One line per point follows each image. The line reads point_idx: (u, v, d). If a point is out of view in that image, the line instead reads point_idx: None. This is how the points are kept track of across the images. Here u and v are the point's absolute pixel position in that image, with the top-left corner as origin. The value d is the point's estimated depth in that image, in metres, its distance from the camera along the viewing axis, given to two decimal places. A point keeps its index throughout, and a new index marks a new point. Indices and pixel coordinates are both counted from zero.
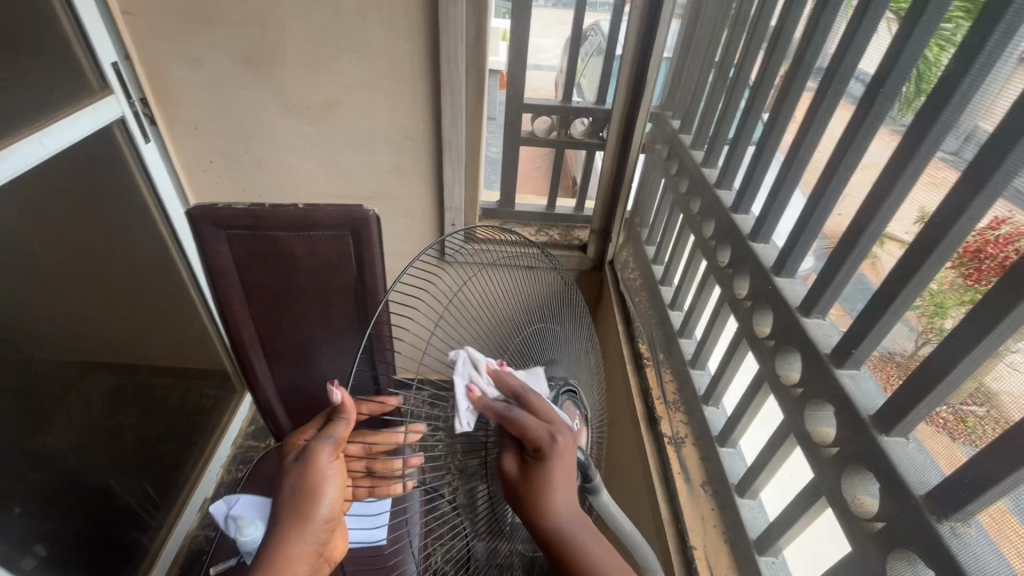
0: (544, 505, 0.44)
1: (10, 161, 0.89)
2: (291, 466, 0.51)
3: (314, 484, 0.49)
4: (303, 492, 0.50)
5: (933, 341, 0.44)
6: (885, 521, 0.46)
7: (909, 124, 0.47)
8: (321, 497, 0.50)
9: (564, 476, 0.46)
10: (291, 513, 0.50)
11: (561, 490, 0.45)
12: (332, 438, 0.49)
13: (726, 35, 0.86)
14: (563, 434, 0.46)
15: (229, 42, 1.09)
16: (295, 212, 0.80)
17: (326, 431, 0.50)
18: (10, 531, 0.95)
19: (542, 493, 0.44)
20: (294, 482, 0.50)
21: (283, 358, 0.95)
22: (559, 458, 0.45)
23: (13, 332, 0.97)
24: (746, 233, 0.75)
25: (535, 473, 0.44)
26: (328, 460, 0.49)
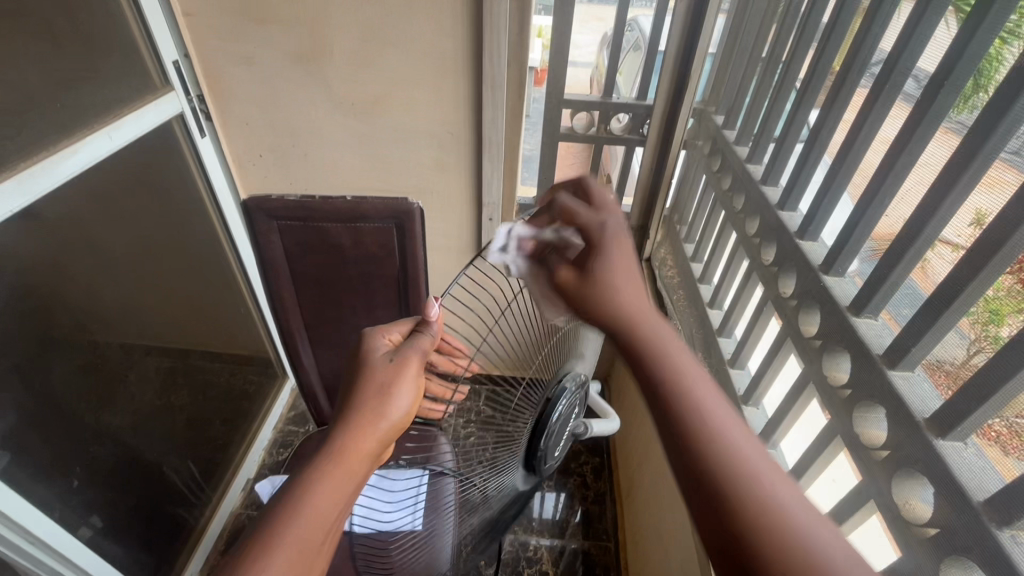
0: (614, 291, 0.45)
1: (82, 155, 0.96)
2: (373, 365, 0.53)
3: (394, 386, 0.51)
4: (378, 399, 0.51)
5: (987, 350, 0.44)
6: (941, 528, 0.45)
7: (974, 121, 0.45)
8: (397, 401, 0.51)
9: (617, 257, 0.46)
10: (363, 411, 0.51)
11: (626, 281, 0.45)
12: (418, 348, 0.54)
13: (775, 30, 0.85)
14: (615, 220, 0.47)
15: (281, 42, 1.13)
16: (343, 205, 0.83)
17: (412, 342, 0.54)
18: (74, 502, 1.01)
19: (616, 295, 0.44)
20: (375, 379, 0.52)
21: (328, 346, 0.98)
22: (613, 245, 0.46)
23: (73, 315, 1.03)
24: (792, 231, 0.73)
25: (597, 252, 0.45)
26: (413, 367, 0.52)
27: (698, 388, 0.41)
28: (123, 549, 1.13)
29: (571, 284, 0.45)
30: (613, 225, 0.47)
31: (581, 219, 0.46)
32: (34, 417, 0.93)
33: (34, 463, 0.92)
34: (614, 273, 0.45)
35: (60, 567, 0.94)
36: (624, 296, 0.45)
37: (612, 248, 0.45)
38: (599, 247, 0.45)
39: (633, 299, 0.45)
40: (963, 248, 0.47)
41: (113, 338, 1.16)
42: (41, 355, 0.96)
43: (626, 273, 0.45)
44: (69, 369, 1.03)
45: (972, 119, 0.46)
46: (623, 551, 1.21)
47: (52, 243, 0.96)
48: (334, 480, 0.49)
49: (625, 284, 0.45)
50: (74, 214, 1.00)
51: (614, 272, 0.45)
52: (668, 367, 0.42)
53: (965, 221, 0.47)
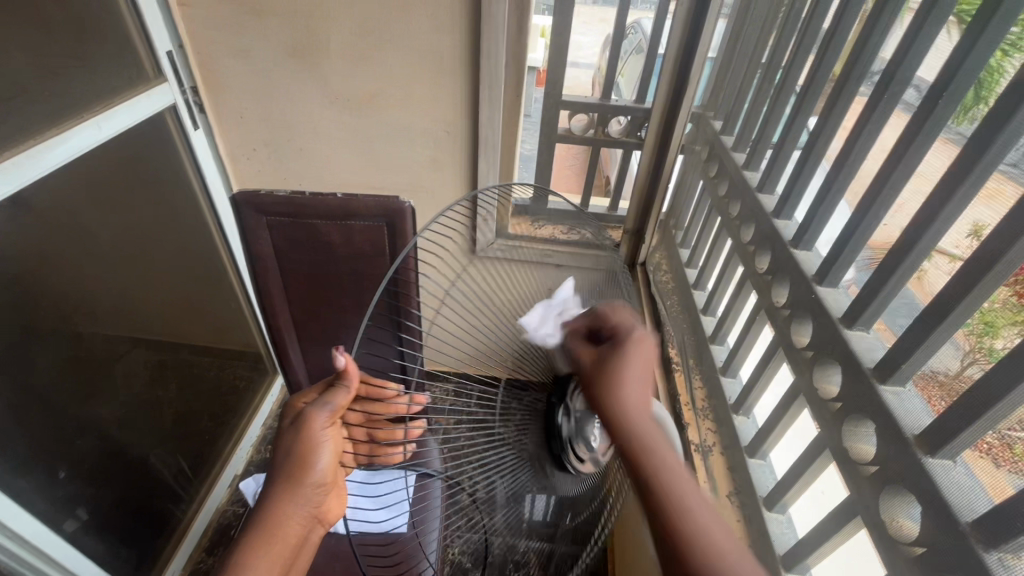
0: (616, 405, 0.47)
1: (71, 144, 0.95)
2: (286, 434, 0.58)
3: (310, 447, 0.57)
4: (298, 462, 0.57)
5: (982, 362, 0.44)
6: (926, 547, 0.44)
7: (974, 131, 0.45)
8: (314, 462, 0.58)
9: (631, 367, 0.49)
10: (286, 477, 0.58)
11: (630, 386, 0.48)
12: (329, 405, 0.56)
13: (775, 36, 0.84)
14: (636, 333, 0.52)
15: (277, 34, 1.12)
16: (334, 202, 0.82)
17: (326, 397, 0.56)
18: (57, 495, 1.00)
19: (619, 408, 0.46)
20: (291, 446, 0.57)
21: (316, 343, 0.97)
22: (631, 356, 0.49)
23: (60, 305, 1.02)
24: (787, 240, 0.73)
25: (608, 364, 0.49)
26: (323, 426, 0.56)
27: (665, 465, 0.45)
28: (105, 544, 1.12)
29: (584, 369, 0.50)
30: (631, 340, 0.51)
31: (612, 327, 0.53)
32: (19, 408, 0.92)
33: (16, 455, 0.91)
34: (619, 368, 0.48)
35: (39, 561, 0.93)
36: (630, 401, 0.47)
37: (631, 360, 0.49)
38: (619, 349, 0.50)
39: (636, 400, 0.47)
40: (960, 260, 0.47)
41: (102, 330, 1.15)
42: (26, 345, 0.94)
43: (637, 379, 0.48)
44: (55, 361, 1.02)
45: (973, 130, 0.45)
46: (610, 557, 1.21)
47: (39, 233, 0.94)
48: (273, 539, 0.58)
49: (641, 386, 0.48)
50: (63, 204, 0.99)
51: (627, 373, 0.48)
52: (642, 443, 0.46)
53: (963, 231, 0.46)
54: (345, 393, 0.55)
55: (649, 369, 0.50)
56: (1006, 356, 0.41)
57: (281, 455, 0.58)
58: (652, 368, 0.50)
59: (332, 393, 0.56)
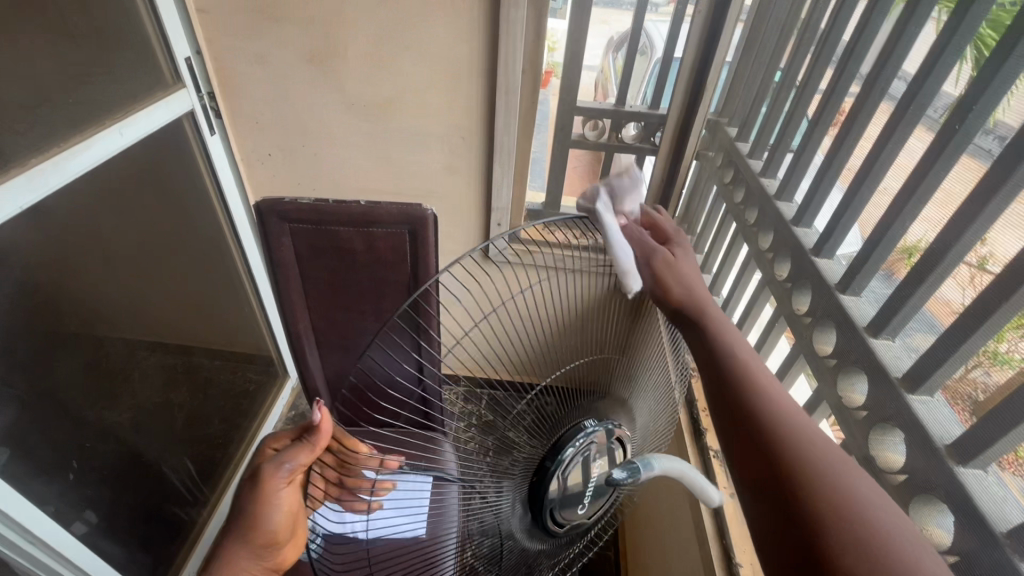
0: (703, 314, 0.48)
1: (93, 152, 0.95)
2: (243, 494, 0.61)
3: (262, 505, 0.60)
4: (251, 517, 0.60)
5: (987, 366, 0.47)
6: (959, 556, 0.44)
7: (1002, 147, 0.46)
8: (265, 519, 0.61)
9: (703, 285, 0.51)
10: (238, 529, 0.61)
11: (708, 303, 0.50)
12: (291, 462, 0.61)
13: (793, 46, 0.85)
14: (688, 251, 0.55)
15: (294, 41, 1.13)
16: (357, 209, 0.82)
17: (289, 453, 0.62)
18: (73, 499, 1.00)
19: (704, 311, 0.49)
20: (246, 503, 0.61)
21: (334, 348, 0.97)
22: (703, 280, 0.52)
23: (78, 310, 1.02)
24: (808, 248, 0.73)
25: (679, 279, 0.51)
26: (281, 484, 0.61)
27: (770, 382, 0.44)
28: (123, 549, 1.12)
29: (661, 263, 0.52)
30: (682, 254, 0.55)
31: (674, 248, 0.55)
32: (38, 414, 0.92)
33: (35, 459, 0.91)
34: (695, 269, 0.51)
35: (58, 567, 0.93)
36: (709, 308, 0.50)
37: (693, 281, 0.51)
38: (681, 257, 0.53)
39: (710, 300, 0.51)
40: (965, 263, 0.50)
41: (118, 333, 1.15)
42: (47, 350, 0.95)
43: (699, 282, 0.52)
44: (73, 366, 1.02)
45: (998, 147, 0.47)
46: (623, 560, 1.21)
47: (60, 241, 0.95)
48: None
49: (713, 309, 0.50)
50: (84, 210, 0.99)
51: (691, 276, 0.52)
52: (735, 360, 0.45)
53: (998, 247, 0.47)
54: (309, 451, 0.62)
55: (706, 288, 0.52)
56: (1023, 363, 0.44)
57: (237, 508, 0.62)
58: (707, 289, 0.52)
59: (301, 447, 0.62)
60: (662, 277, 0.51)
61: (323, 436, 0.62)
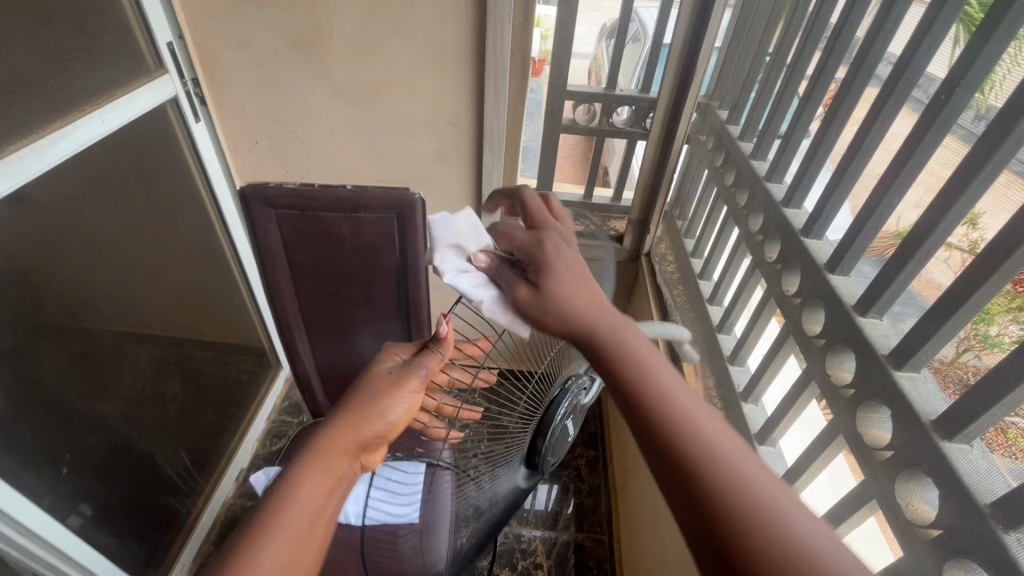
0: (569, 313, 0.40)
1: (73, 140, 0.93)
2: (377, 377, 0.52)
3: (388, 399, 0.50)
4: (367, 405, 0.51)
5: (976, 349, 0.46)
6: (944, 529, 0.45)
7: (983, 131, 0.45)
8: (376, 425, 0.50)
9: (566, 272, 0.42)
10: (350, 419, 0.50)
11: (575, 296, 0.41)
12: (424, 367, 0.51)
13: (782, 26, 0.84)
14: (567, 250, 0.44)
15: (279, 25, 1.11)
16: (343, 194, 0.81)
17: (420, 358, 0.52)
18: (63, 490, 1.00)
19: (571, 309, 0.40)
20: (371, 391, 0.51)
21: (324, 336, 0.97)
22: (564, 268, 0.42)
23: (64, 301, 1.01)
24: (797, 229, 0.73)
25: (542, 281, 0.41)
26: (413, 387, 0.51)
27: (670, 385, 0.36)
28: (116, 540, 1.12)
29: (526, 305, 0.41)
30: (550, 241, 0.44)
31: (540, 254, 0.43)
32: (25, 406, 0.92)
33: (23, 451, 0.90)
34: (567, 262, 0.42)
35: (49, 557, 0.93)
36: (585, 310, 0.40)
37: (556, 271, 0.42)
38: (549, 268, 0.42)
39: (589, 299, 0.41)
40: (956, 248, 0.49)
41: (105, 325, 1.14)
42: (33, 342, 0.94)
43: (580, 284, 0.41)
44: (60, 358, 1.01)
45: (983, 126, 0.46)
46: (616, 543, 1.22)
47: (41, 231, 0.93)
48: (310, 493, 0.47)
49: (585, 292, 0.41)
50: (66, 199, 0.98)
51: (567, 287, 0.41)
52: (626, 369, 0.37)
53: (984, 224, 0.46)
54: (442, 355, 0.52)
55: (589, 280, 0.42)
56: (1014, 345, 0.42)
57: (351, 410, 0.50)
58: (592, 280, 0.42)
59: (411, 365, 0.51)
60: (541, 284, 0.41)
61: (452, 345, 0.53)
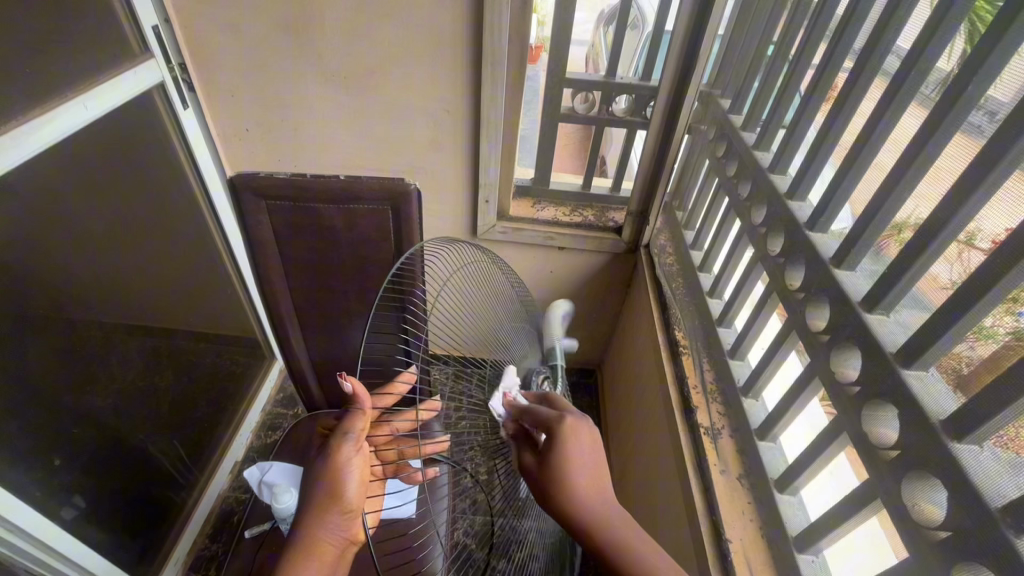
0: (564, 499, 0.45)
1: (55, 127, 0.90)
2: (314, 461, 0.51)
3: (336, 478, 0.49)
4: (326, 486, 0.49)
5: (975, 341, 0.46)
6: (951, 531, 0.44)
7: (993, 134, 0.44)
8: (344, 493, 0.49)
9: (580, 453, 0.47)
10: (314, 510, 0.50)
11: (577, 473, 0.46)
12: (351, 432, 0.49)
13: (787, 14, 0.82)
14: (574, 416, 0.49)
15: (267, 8, 1.07)
16: (337, 185, 0.79)
17: (343, 425, 0.50)
18: (53, 483, 0.98)
19: (569, 495, 0.45)
20: (318, 477, 0.50)
21: (318, 330, 0.95)
22: (570, 440, 0.47)
23: (51, 294, 0.99)
24: (802, 223, 0.71)
25: (548, 460, 0.46)
26: (350, 454, 0.49)
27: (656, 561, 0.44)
28: (108, 534, 1.11)
29: (532, 474, 0.47)
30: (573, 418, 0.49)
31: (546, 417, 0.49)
32: (12, 402, 0.90)
33: (10, 446, 0.88)
34: (581, 444, 0.46)
35: (37, 552, 0.92)
36: (579, 494, 0.46)
37: (570, 449, 0.46)
38: (556, 438, 0.47)
39: (584, 487, 0.46)
40: (964, 243, 0.48)
41: (95, 316, 1.12)
42: (17, 336, 0.91)
43: (588, 461, 0.47)
44: (47, 351, 0.99)
45: (990, 126, 0.45)
46: (614, 536, 1.22)
47: (24, 221, 0.91)
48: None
49: (596, 468, 0.47)
50: (49, 188, 0.95)
51: (572, 462, 0.46)
52: (601, 533, 0.45)
53: (997, 225, 0.45)
54: (362, 415, 0.50)
55: (591, 457, 0.47)
56: (1008, 338, 0.42)
57: (308, 492, 0.50)
58: (594, 457, 0.47)
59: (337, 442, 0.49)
60: (548, 465, 0.46)
61: (367, 399, 0.50)
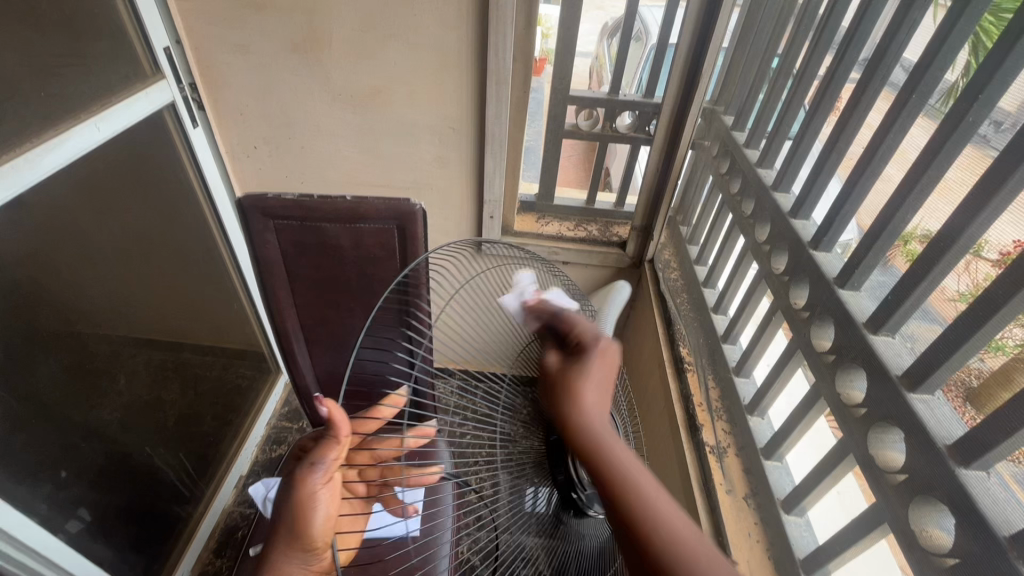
0: (571, 399, 0.42)
1: (68, 146, 0.92)
2: (278, 497, 0.46)
3: (299, 518, 0.44)
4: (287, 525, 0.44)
5: (984, 357, 0.46)
6: (960, 559, 0.44)
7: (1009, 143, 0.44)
8: (307, 532, 0.44)
9: (599, 367, 0.44)
10: (274, 552, 0.44)
11: (591, 388, 0.42)
12: (322, 463, 0.44)
13: (790, 32, 0.82)
14: (606, 340, 0.46)
15: (277, 28, 1.09)
16: (343, 206, 0.80)
17: (315, 454, 0.45)
18: (59, 498, 0.99)
19: (576, 400, 0.42)
20: (280, 516, 0.45)
21: (324, 346, 0.96)
22: (597, 356, 0.45)
23: (62, 309, 1.00)
24: (806, 241, 0.71)
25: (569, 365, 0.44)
26: (319, 487, 0.44)
27: (655, 501, 0.37)
28: (113, 550, 1.11)
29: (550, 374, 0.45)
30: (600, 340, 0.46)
31: (579, 330, 0.48)
32: (21, 418, 0.90)
33: (19, 461, 0.89)
34: (599, 359, 0.44)
35: (42, 568, 0.92)
36: (587, 399, 0.42)
37: (590, 364, 0.44)
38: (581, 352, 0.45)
39: (598, 404, 0.42)
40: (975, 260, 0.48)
41: (104, 331, 1.13)
42: (28, 352, 0.92)
43: (602, 379, 0.43)
44: (58, 366, 1.00)
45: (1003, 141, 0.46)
46: None
47: (35, 239, 0.92)
48: None
49: (606, 390, 0.43)
50: (61, 204, 0.96)
51: (589, 373, 0.43)
52: (608, 459, 0.39)
53: (1008, 235, 0.45)
54: (338, 444, 0.45)
55: (610, 377, 0.44)
56: (1018, 350, 0.44)
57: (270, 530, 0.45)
58: (614, 380, 0.44)
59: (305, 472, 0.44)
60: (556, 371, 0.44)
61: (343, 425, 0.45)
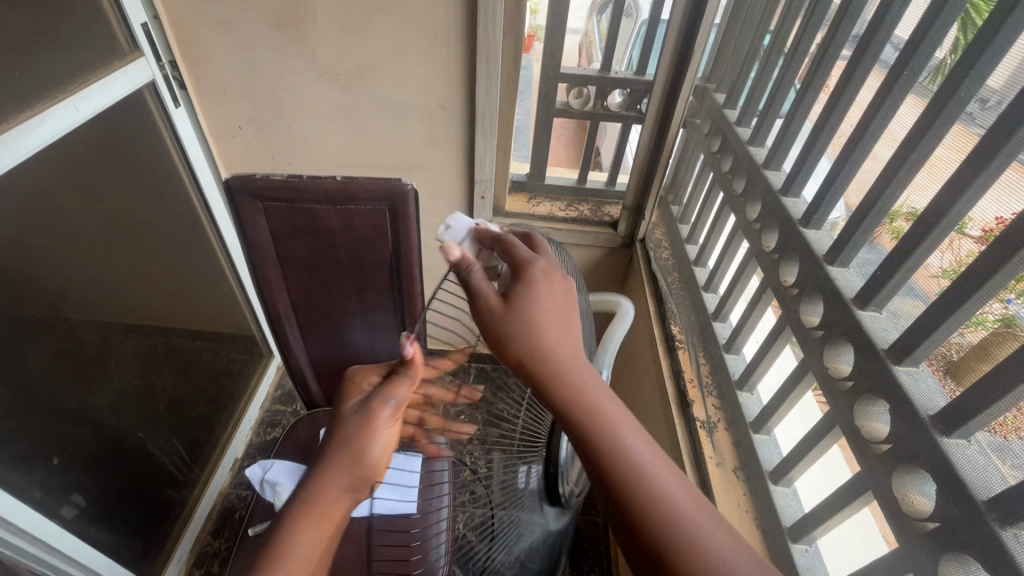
0: (519, 326, 0.43)
1: (46, 127, 0.89)
2: (348, 417, 0.51)
3: (367, 437, 0.49)
4: (355, 440, 0.50)
5: (969, 331, 0.46)
6: (941, 522, 0.45)
7: (991, 124, 0.44)
8: (370, 453, 0.50)
9: (547, 296, 0.45)
10: (336, 464, 0.49)
11: (542, 310, 0.44)
12: (395, 398, 0.50)
13: (782, 8, 0.82)
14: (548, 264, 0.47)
15: (258, 4, 1.06)
16: (333, 186, 0.79)
17: (389, 387, 0.51)
18: (53, 483, 0.99)
19: (523, 323, 0.43)
20: (349, 434, 0.50)
21: (317, 328, 0.95)
22: (542, 283, 0.45)
23: (48, 296, 0.98)
24: (796, 219, 0.72)
25: (516, 295, 0.44)
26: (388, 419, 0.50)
27: (615, 420, 0.40)
28: (110, 533, 1.12)
29: (501, 312, 0.44)
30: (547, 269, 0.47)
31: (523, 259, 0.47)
32: (10, 406, 0.90)
33: (12, 447, 0.89)
34: (550, 293, 0.45)
35: (39, 552, 0.92)
36: (538, 320, 0.44)
37: (536, 294, 0.44)
38: (527, 282, 0.45)
39: (555, 337, 0.43)
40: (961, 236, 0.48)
41: (92, 317, 1.11)
42: (14, 340, 0.91)
43: (552, 306, 0.44)
44: (47, 353, 0.99)
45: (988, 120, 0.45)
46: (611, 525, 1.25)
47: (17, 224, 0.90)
48: (314, 527, 0.49)
49: (558, 315, 0.44)
50: (43, 188, 0.94)
51: (538, 300, 0.44)
52: (564, 386, 0.41)
53: (990, 212, 0.45)
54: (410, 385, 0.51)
55: (559, 301, 0.45)
56: (997, 325, 0.43)
57: (334, 443, 0.50)
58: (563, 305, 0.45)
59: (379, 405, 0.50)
60: (505, 306, 0.44)
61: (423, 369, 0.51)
